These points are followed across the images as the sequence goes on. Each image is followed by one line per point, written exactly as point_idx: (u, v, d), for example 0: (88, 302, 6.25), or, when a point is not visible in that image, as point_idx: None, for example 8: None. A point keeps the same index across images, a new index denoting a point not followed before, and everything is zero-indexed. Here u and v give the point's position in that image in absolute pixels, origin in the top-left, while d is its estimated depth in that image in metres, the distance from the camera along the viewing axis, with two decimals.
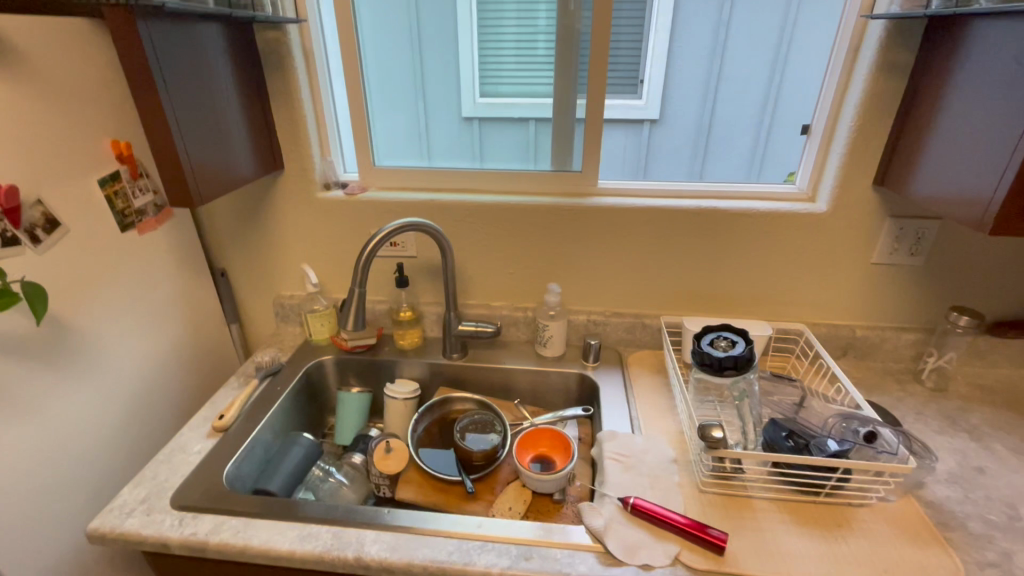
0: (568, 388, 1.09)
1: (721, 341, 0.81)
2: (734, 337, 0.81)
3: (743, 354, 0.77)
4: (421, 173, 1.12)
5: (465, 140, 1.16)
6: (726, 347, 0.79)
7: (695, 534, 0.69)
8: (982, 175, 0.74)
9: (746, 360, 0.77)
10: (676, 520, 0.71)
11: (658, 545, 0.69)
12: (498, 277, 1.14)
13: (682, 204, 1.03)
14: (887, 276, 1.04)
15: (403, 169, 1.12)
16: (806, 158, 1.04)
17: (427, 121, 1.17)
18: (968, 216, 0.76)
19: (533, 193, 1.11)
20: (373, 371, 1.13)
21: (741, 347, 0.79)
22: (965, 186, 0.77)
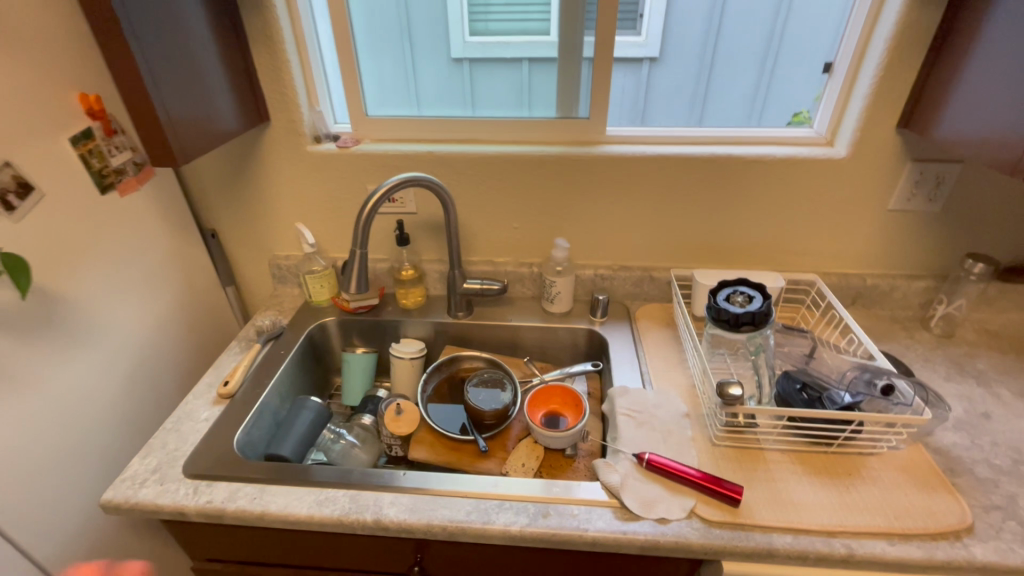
0: (575, 344, 1.08)
1: (737, 296, 0.78)
2: (752, 292, 0.79)
3: (763, 310, 0.75)
4: (416, 124, 1.05)
5: (456, 84, 1.08)
6: (744, 302, 0.77)
7: (709, 488, 0.70)
8: (1019, 115, 0.69)
9: (763, 316, 0.75)
10: (692, 474, 0.72)
11: (674, 499, 0.70)
12: (501, 232, 1.10)
13: (695, 152, 0.98)
14: (902, 222, 1.01)
15: (395, 120, 1.05)
16: (826, 100, 0.99)
17: (414, 62, 1.06)
18: (1000, 159, 0.72)
19: (537, 142, 1.04)
20: (378, 331, 1.11)
21: (760, 302, 0.76)
22: (999, 127, 0.72)
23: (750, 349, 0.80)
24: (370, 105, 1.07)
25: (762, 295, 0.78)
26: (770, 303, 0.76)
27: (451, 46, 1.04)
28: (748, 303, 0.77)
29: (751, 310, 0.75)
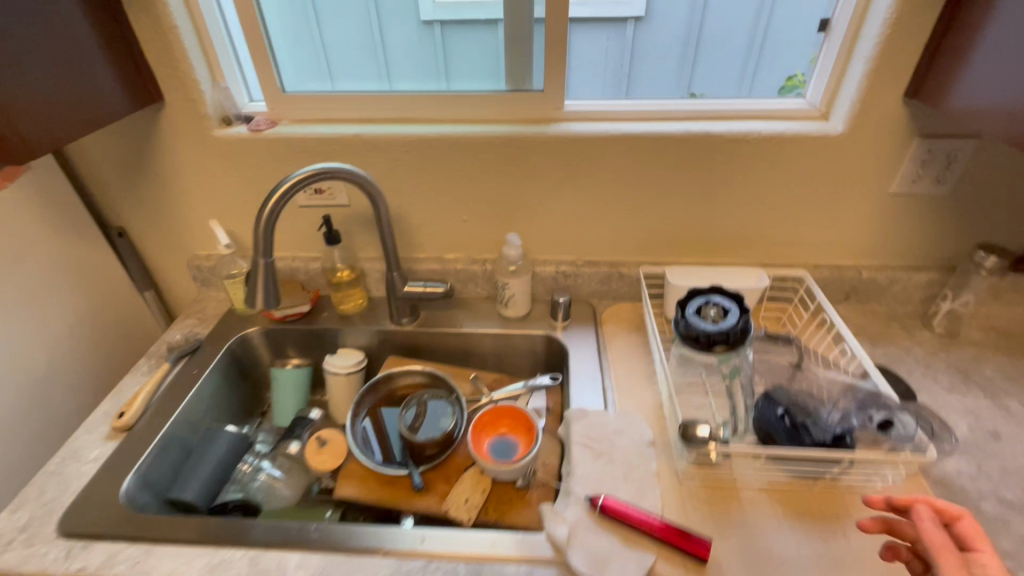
0: (534, 352, 0.96)
1: (709, 308, 0.66)
2: (727, 302, 0.66)
3: (739, 326, 0.63)
4: (380, 99, 0.88)
5: (427, 53, 0.91)
6: (717, 315, 0.65)
7: (673, 542, 0.59)
8: None
9: (739, 334, 0.63)
10: (654, 523, 0.61)
11: (630, 554, 0.60)
12: (447, 225, 0.96)
13: (667, 130, 0.83)
14: (905, 208, 0.88)
15: (357, 95, 0.88)
16: (822, 64, 0.83)
17: (380, 23, 0.90)
18: None
19: (484, 121, 0.89)
20: (313, 342, 0.99)
21: (735, 316, 0.64)
22: None
23: (726, 371, 0.68)
24: (335, 75, 0.93)
25: (738, 306, 0.66)
26: (747, 317, 0.64)
27: (420, 6, 0.88)
28: (722, 316, 0.65)
29: (725, 327, 0.63)
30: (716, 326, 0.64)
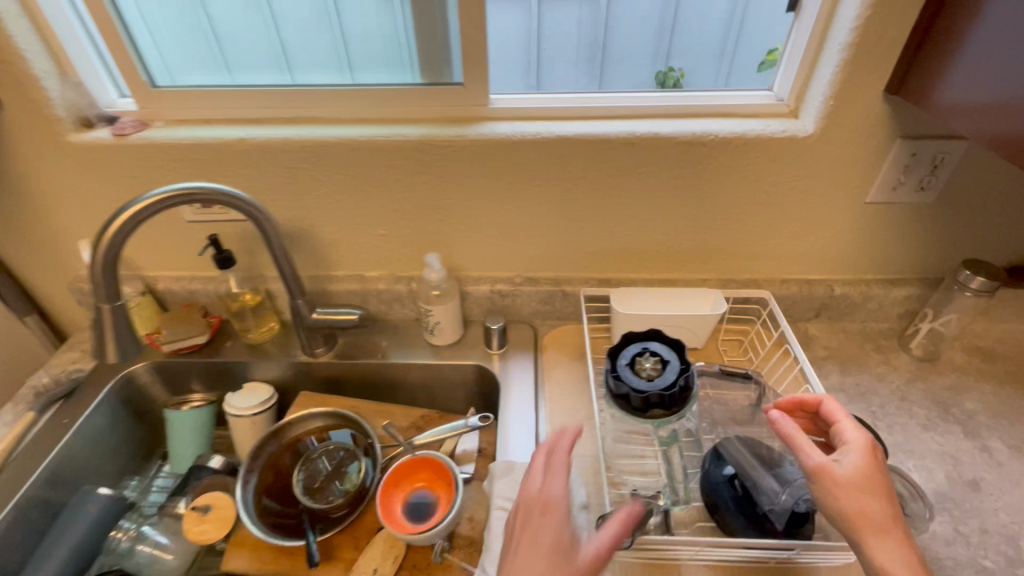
0: (466, 382, 0.85)
1: (644, 360, 0.55)
2: (664, 351, 0.56)
3: (676, 385, 0.53)
4: (332, 97, 0.74)
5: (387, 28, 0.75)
6: (653, 369, 0.55)
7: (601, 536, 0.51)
8: None
9: (678, 394, 0.52)
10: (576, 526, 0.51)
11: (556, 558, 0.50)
12: (363, 240, 0.83)
13: (609, 130, 0.70)
14: (884, 218, 0.77)
15: (319, 91, 0.73)
16: (789, 49, 0.69)
17: None
18: None
19: (397, 119, 0.74)
20: (217, 375, 0.87)
21: (673, 371, 0.54)
22: None
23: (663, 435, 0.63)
24: (294, 65, 0.78)
25: (678, 356, 0.55)
26: (687, 371, 0.54)
27: None
28: (659, 370, 0.55)
29: (660, 386, 0.53)
30: (650, 384, 0.53)
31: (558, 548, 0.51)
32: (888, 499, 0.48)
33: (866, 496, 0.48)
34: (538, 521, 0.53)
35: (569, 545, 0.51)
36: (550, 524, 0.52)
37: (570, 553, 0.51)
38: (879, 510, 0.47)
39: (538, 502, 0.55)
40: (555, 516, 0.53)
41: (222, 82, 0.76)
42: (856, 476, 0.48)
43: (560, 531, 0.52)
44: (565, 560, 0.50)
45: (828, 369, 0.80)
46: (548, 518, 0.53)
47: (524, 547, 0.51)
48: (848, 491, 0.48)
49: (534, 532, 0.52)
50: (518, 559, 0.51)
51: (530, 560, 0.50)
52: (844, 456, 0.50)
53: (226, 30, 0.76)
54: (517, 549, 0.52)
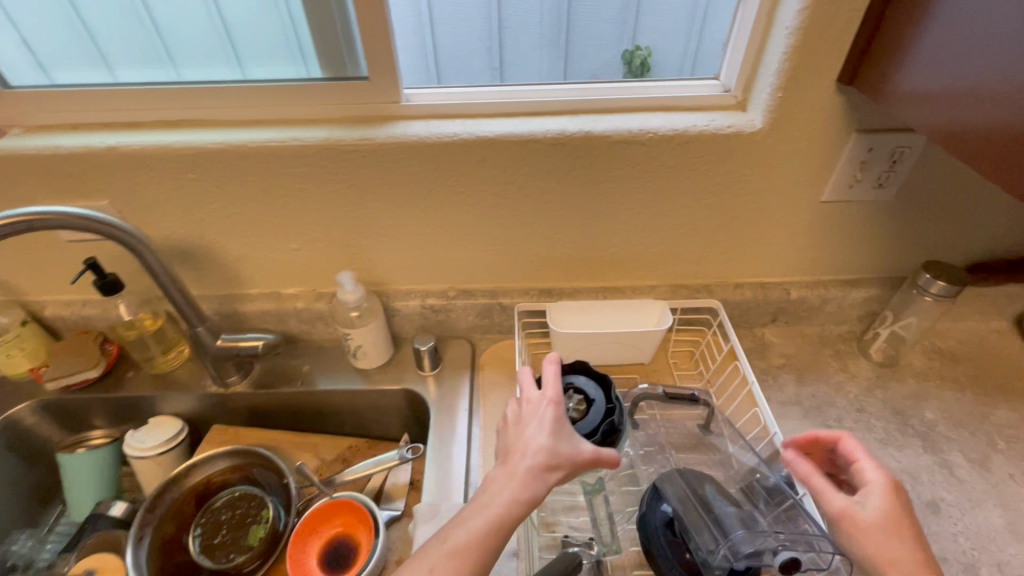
0: (398, 406, 0.78)
1: (568, 400, 0.53)
2: (589, 389, 0.54)
3: (596, 431, 0.51)
4: (217, 95, 0.63)
5: (283, 16, 0.64)
6: (577, 409, 0.53)
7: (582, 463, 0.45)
8: None
9: (598, 438, 0.50)
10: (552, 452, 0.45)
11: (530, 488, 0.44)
12: (274, 256, 0.74)
13: (535, 128, 0.62)
14: (841, 217, 0.71)
15: (203, 90, 0.63)
16: (734, 33, 0.62)
17: None
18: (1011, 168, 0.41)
19: (296, 120, 0.65)
20: (120, 410, 0.78)
21: (596, 414, 0.51)
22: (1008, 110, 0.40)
23: (589, 483, 0.58)
24: (208, 58, 0.66)
25: (603, 395, 0.53)
26: (610, 413, 0.52)
27: None
28: (582, 411, 0.52)
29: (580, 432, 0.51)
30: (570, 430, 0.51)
31: (557, 433, 0.46)
32: (918, 543, 0.45)
33: (895, 540, 0.45)
34: (534, 413, 0.49)
35: (568, 429, 0.47)
36: (548, 413, 0.48)
37: (569, 436, 0.47)
38: (909, 555, 0.44)
39: (533, 397, 0.50)
40: (549, 406, 0.48)
41: (163, 79, 0.65)
42: (880, 519, 0.46)
43: (558, 416, 0.48)
44: (565, 442, 0.46)
45: (784, 379, 0.75)
46: (542, 408, 0.48)
47: (521, 437, 0.47)
48: (874, 536, 0.45)
49: (530, 423, 0.48)
50: (517, 447, 0.47)
51: (529, 443, 0.46)
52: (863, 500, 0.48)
53: (122, 13, 0.64)
54: (515, 438, 0.48)
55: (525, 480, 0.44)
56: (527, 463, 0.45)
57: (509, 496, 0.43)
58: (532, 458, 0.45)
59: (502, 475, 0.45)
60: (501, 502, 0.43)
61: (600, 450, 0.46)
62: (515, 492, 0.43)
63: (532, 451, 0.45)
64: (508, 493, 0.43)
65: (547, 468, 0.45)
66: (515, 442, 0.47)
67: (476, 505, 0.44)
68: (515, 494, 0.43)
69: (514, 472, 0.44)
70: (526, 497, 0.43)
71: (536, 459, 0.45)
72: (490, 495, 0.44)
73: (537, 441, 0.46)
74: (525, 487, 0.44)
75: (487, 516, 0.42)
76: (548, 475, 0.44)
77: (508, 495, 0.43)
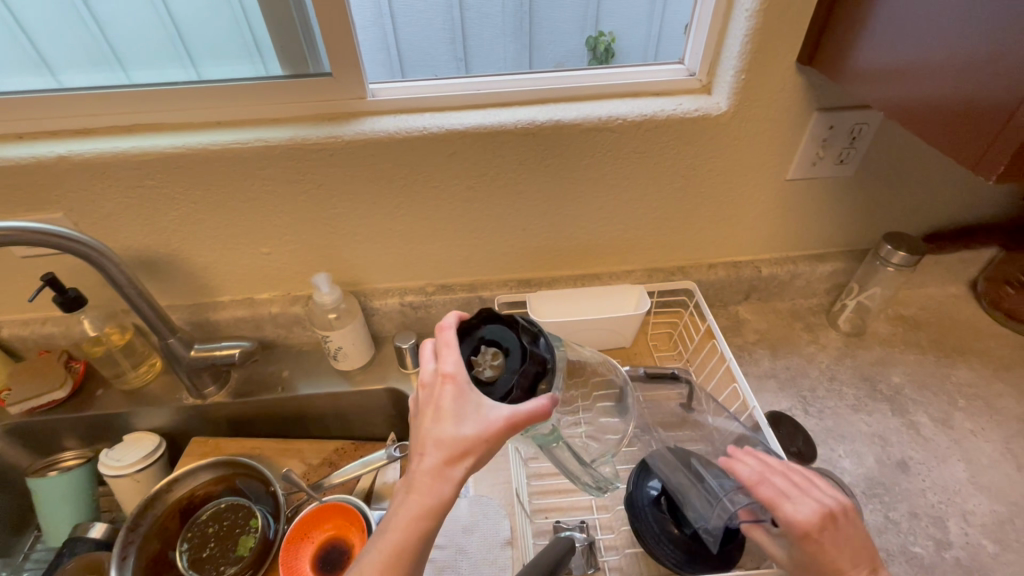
0: (383, 406, 0.78)
1: (480, 358, 0.44)
2: (500, 337, 0.44)
3: (516, 388, 0.42)
4: (170, 98, 0.61)
5: (232, 13, 0.62)
6: (492, 366, 0.43)
7: (490, 443, 0.41)
8: (998, 68, 0.39)
9: (519, 395, 0.42)
10: (453, 443, 0.41)
11: (434, 491, 0.41)
12: (245, 261, 0.72)
13: (505, 119, 0.62)
14: (806, 195, 0.73)
15: (152, 93, 0.60)
16: (696, 16, 0.62)
17: None
18: (958, 145, 0.43)
19: (259, 121, 0.63)
20: (93, 429, 0.75)
21: (513, 365, 0.42)
22: (960, 88, 0.42)
23: (541, 434, 0.51)
24: (154, 59, 0.63)
25: (518, 341, 0.43)
26: (529, 358, 0.42)
27: None
28: (498, 366, 0.43)
29: (496, 396, 0.42)
30: (483, 394, 0.43)
31: (458, 419, 0.42)
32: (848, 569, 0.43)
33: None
34: (430, 398, 0.43)
35: (471, 407, 0.42)
36: (445, 395, 0.43)
37: (474, 415, 0.42)
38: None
39: (429, 378, 0.45)
40: (444, 387, 0.43)
41: (111, 83, 0.62)
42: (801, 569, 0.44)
43: (457, 397, 0.42)
44: (468, 427, 0.42)
45: (759, 354, 0.77)
46: (438, 392, 0.43)
47: (421, 432, 0.43)
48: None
49: (426, 413, 0.43)
50: (420, 446, 0.43)
51: (428, 441, 0.42)
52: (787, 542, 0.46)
53: (58, 17, 0.61)
54: (416, 434, 0.44)
55: (425, 487, 0.41)
56: (427, 466, 0.42)
57: (411, 509, 0.41)
58: (432, 457, 0.42)
59: (405, 486, 0.43)
60: (405, 517, 0.41)
61: (515, 413, 0.41)
62: (418, 501, 0.41)
63: (432, 448, 0.42)
64: (411, 505, 0.41)
65: (450, 463, 0.42)
66: (416, 438, 0.44)
67: (383, 524, 0.42)
68: (418, 504, 0.41)
69: (415, 479, 0.42)
70: (431, 504, 0.41)
71: (437, 457, 0.42)
72: (394, 510, 0.42)
73: (434, 436, 0.42)
74: (429, 492, 0.42)
75: (391, 537, 0.41)
76: (453, 470, 0.42)
77: (411, 507, 0.41)
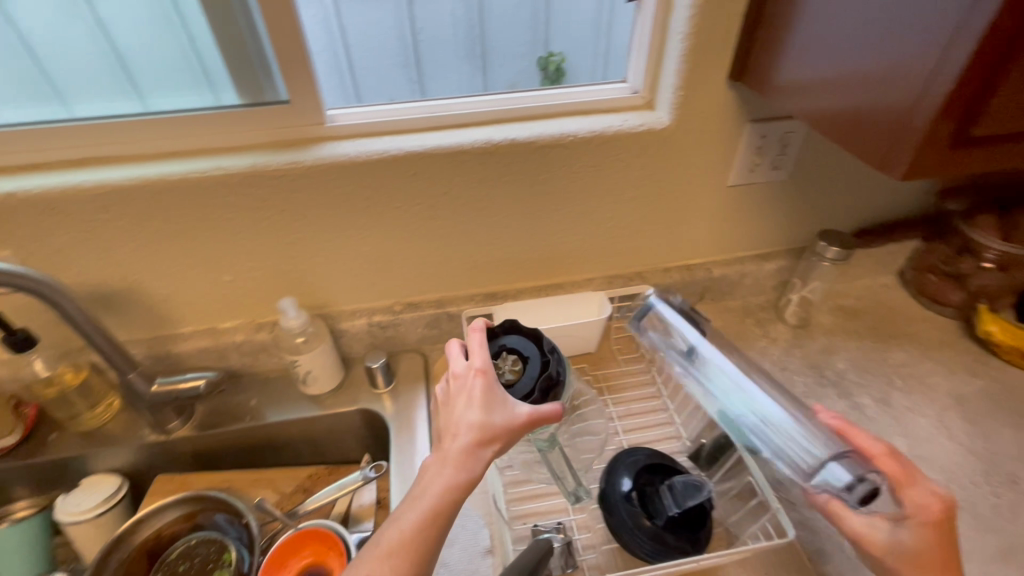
0: (355, 427, 0.77)
1: (502, 362, 0.51)
2: (521, 346, 0.51)
3: (535, 390, 0.49)
4: (123, 129, 0.60)
5: (186, 44, 0.63)
6: (512, 371, 0.51)
7: (517, 431, 0.46)
8: (896, 82, 0.45)
9: (538, 397, 0.49)
10: (485, 426, 0.45)
11: (466, 469, 0.44)
12: (207, 290, 0.71)
13: (462, 140, 0.64)
14: (747, 199, 0.78)
15: (104, 126, 0.60)
16: (635, 39, 0.67)
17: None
18: (868, 149, 0.49)
19: (216, 150, 0.63)
20: (46, 475, 0.72)
21: (533, 370, 0.50)
22: (867, 101, 0.48)
23: (542, 439, 0.57)
24: (105, 92, 0.63)
25: (537, 350, 0.51)
26: (547, 367, 0.50)
27: None
28: (518, 371, 0.50)
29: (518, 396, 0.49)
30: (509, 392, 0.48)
31: (488, 407, 0.46)
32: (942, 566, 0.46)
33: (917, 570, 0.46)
34: (462, 388, 0.48)
35: (499, 399, 0.47)
36: (477, 386, 0.47)
37: (502, 407, 0.46)
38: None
39: (460, 371, 0.49)
40: (477, 379, 0.47)
41: (55, 117, 0.61)
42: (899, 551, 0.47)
43: (488, 389, 0.47)
44: (497, 416, 0.46)
45: None
46: (470, 382, 0.47)
47: (452, 417, 0.47)
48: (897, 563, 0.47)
49: (459, 400, 0.47)
50: (449, 430, 0.46)
51: (460, 424, 0.46)
52: (895, 521, 0.48)
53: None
54: (446, 419, 0.47)
55: (457, 465, 0.44)
56: (460, 446, 0.45)
57: (443, 484, 0.44)
58: (464, 439, 0.45)
59: (437, 462, 0.45)
60: (437, 490, 0.44)
61: (537, 411, 0.47)
62: (449, 476, 0.44)
63: (464, 431, 0.45)
64: (443, 480, 0.44)
65: (481, 445, 0.45)
66: (446, 424, 0.47)
67: (413, 497, 0.44)
68: (449, 481, 0.44)
69: (448, 457, 0.45)
70: (463, 480, 0.44)
71: (468, 439, 0.45)
72: (424, 486, 0.44)
73: (466, 420, 0.45)
74: (460, 469, 0.44)
75: (423, 508, 0.43)
76: (483, 451, 0.45)
77: (443, 481, 0.44)
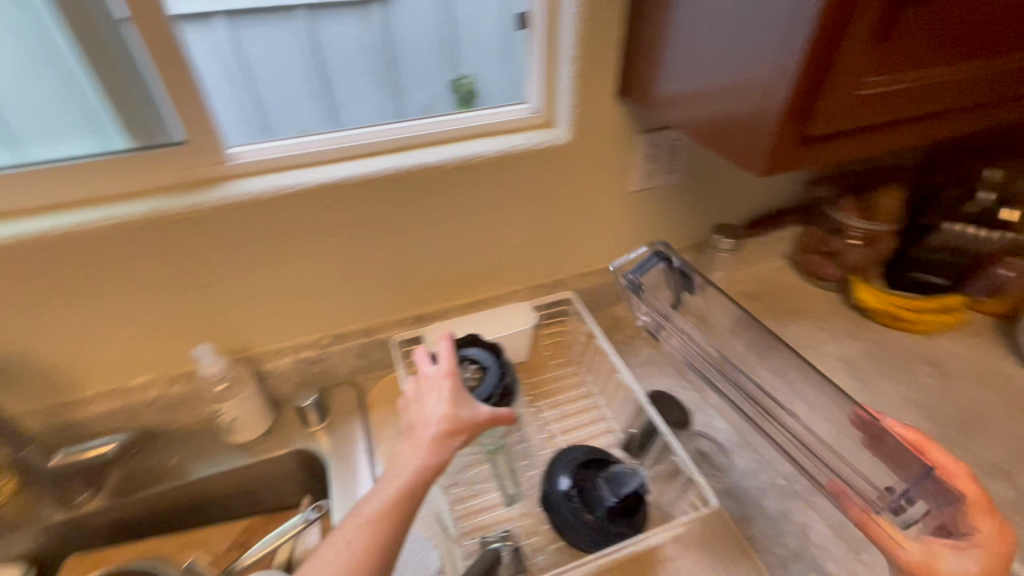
0: (292, 470, 0.75)
1: (467, 371, 0.62)
2: (481, 357, 0.63)
3: (494, 392, 0.60)
4: None
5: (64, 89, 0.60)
6: (474, 378, 0.62)
7: (480, 425, 0.51)
8: (748, 95, 0.52)
9: (497, 397, 0.60)
10: (454, 415, 0.51)
11: (437, 451, 0.49)
12: (109, 347, 0.66)
13: (373, 169, 0.66)
14: (649, 202, 0.85)
15: None
16: (529, 63, 0.72)
17: (55, 43, 0.57)
18: (735, 153, 0.56)
19: (107, 197, 0.60)
20: None
21: (491, 377, 0.61)
22: (730, 111, 0.55)
23: (491, 441, 0.67)
24: None
25: (494, 360, 0.63)
26: (503, 373, 0.62)
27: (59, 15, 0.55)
28: (479, 377, 0.62)
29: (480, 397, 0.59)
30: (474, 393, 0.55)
31: (456, 403, 0.52)
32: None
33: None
34: (433, 387, 0.54)
35: (465, 397, 0.53)
36: (447, 386, 0.54)
37: (467, 404, 0.53)
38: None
39: (431, 374, 0.56)
40: (446, 379, 0.54)
41: None
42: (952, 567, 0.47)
43: (456, 388, 0.54)
44: (464, 411, 0.52)
45: (638, 344, 0.87)
46: (441, 382, 0.54)
47: (424, 411, 0.52)
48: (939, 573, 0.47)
49: (431, 397, 0.53)
50: (420, 422, 0.52)
51: (432, 415, 0.52)
52: (956, 549, 0.48)
53: None
54: (418, 413, 0.53)
55: (428, 449, 0.49)
56: (430, 433, 0.50)
57: (415, 465, 0.48)
58: (435, 427, 0.50)
59: (410, 446, 0.50)
60: (411, 469, 0.48)
61: (496, 411, 0.52)
62: (421, 457, 0.49)
63: (435, 421, 0.51)
64: (416, 460, 0.49)
65: (450, 434, 0.50)
66: (417, 418, 0.53)
67: (389, 476, 0.48)
68: (422, 463, 0.48)
69: (421, 441, 0.50)
70: (434, 463, 0.48)
71: (440, 427, 0.50)
72: (401, 465, 0.49)
73: (437, 412, 0.52)
74: (431, 453, 0.49)
75: (399, 484, 0.47)
76: (451, 440, 0.50)
77: (418, 460, 0.48)
